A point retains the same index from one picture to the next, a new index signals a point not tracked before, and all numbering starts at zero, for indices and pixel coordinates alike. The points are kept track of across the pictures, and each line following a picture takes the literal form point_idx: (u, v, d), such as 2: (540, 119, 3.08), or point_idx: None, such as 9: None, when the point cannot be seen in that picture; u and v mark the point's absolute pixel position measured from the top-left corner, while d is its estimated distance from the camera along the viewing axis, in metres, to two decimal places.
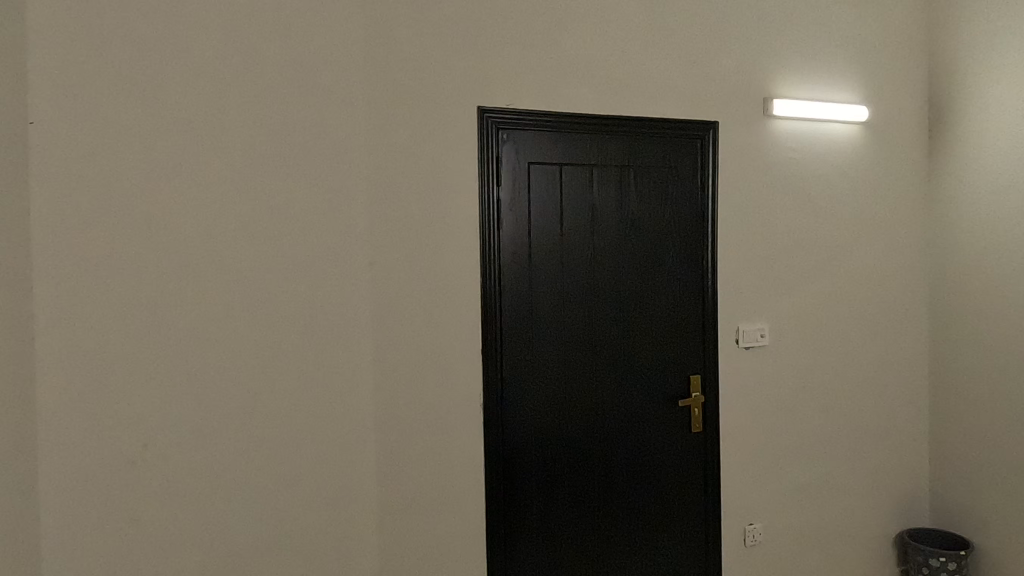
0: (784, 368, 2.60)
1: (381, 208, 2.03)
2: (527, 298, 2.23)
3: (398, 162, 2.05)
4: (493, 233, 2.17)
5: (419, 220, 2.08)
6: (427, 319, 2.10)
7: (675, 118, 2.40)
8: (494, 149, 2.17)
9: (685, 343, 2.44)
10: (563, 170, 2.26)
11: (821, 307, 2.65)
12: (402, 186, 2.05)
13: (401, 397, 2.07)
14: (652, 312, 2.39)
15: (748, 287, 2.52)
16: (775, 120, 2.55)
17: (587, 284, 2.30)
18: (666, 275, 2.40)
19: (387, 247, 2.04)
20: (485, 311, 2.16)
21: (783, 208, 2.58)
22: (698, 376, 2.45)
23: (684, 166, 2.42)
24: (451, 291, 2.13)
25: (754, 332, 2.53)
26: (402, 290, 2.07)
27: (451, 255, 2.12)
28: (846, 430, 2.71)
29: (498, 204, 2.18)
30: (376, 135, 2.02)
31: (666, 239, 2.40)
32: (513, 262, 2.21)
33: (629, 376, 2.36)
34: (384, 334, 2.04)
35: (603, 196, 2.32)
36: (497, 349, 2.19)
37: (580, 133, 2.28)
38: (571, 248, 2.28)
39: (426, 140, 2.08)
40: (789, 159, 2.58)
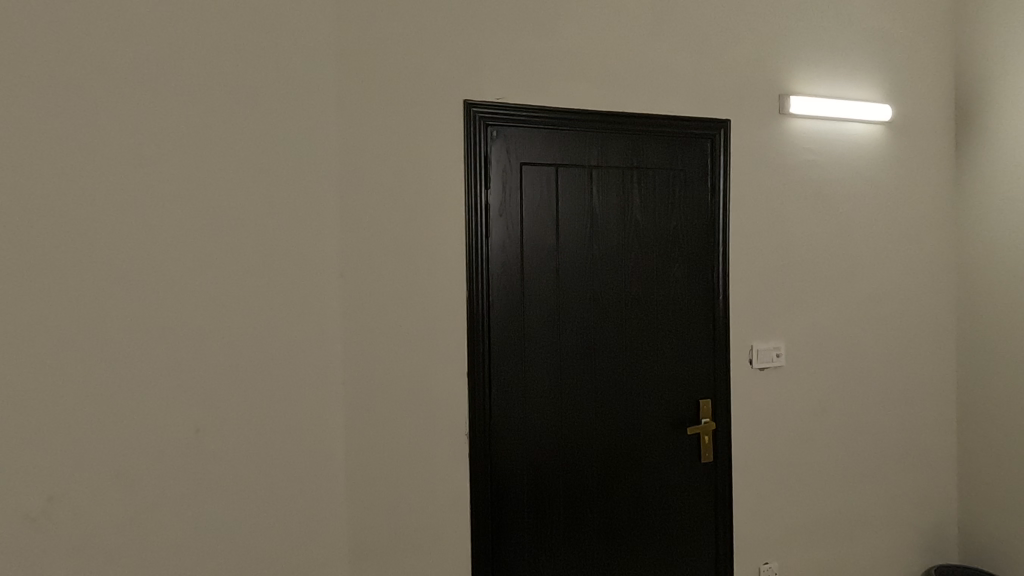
0: (802, 390, 2.36)
1: (353, 212, 1.82)
2: (519, 315, 1.99)
3: (374, 162, 1.84)
4: (481, 241, 1.94)
5: (398, 227, 1.86)
6: (405, 338, 1.88)
7: (683, 115, 2.17)
8: (482, 147, 1.94)
9: (693, 364, 2.21)
10: (559, 172, 2.04)
11: (841, 324, 2.42)
12: (378, 189, 1.84)
13: (376, 425, 1.85)
14: (658, 330, 2.16)
15: (762, 301, 2.30)
16: (791, 119, 2.33)
17: (586, 298, 2.07)
18: (673, 289, 2.18)
19: (360, 257, 1.83)
20: (472, 329, 1.94)
21: (800, 214, 2.35)
22: (709, 401, 2.22)
23: (693, 168, 2.20)
24: (433, 306, 1.90)
25: (769, 351, 2.30)
26: (378, 305, 1.85)
27: (433, 266, 1.90)
28: (868, 457, 2.48)
29: (487, 209, 1.95)
30: (349, 133, 1.81)
31: (673, 249, 2.17)
32: (504, 274, 1.98)
33: (633, 401, 2.13)
34: (356, 355, 1.84)
35: (604, 200, 2.09)
36: (486, 370, 1.96)
37: (578, 130, 2.05)
38: (568, 258, 2.05)
39: (406, 137, 1.87)
40: (807, 161, 2.36)
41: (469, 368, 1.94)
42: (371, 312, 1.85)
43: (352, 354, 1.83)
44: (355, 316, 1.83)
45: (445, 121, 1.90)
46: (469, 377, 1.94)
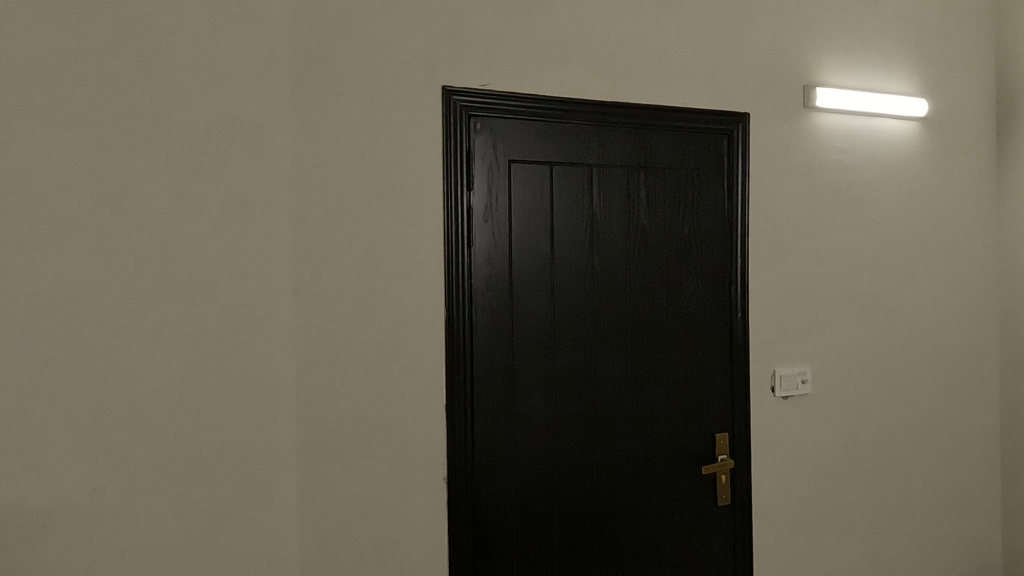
0: (830, 420, 2.08)
1: (311, 216, 1.54)
2: (508, 337, 1.71)
3: (336, 155, 1.56)
4: (462, 251, 1.66)
5: (364, 232, 1.59)
6: (372, 363, 1.60)
7: (695, 108, 1.90)
8: (465, 141, 1.67)
9: (708, 392, 1.92)
10: (554, 172, 1.76)
11: (873, 345, 2.14)
12: (341, 186, 1.57)
13: (336, 466, 1.57)
14: (668, 354, 1.88)
15: (786, 319, 2.02)
16: (817, 113, 2.06)
17: (586, 318, 1.79)
18: (684, 306, 1.89)
19: (317, 268, 1.55)
20: (451, 353, 1.65)
21: (826, 220, 2.08)
22: (725, 434, 1.94)
23: (707, 168, 1.92)
24: (406, 326, 1.62)
25: (793, 377, 2.02)
26: (339, 324, 1.57)
27: (406, 278, 1.62)
28: (905, 495, 2.19)
29: (469, 214, 1.67)
30: (306, 121, 1.54)
31: (685, 260, 1.90)
32: (489, 289, 1.69)
33: (639, 436, 1.85)
34: (312, 382, 1.55)
35: (606, 203, 1.81)
36: (468, 401, 1.67)
37: (576, 123, 1.77)
38: (564, 271, 1.77)
39: (374, 127, 1.59)
40: (834, 160, 2.09)
41: (448, 399, 1.66)
42: (332, 333, 1.56)
43: (308, 382, 1.55)
44: (311, 337, 1.55)
45: (420, 109, 1.63)
46: (448, 410, 1.66)
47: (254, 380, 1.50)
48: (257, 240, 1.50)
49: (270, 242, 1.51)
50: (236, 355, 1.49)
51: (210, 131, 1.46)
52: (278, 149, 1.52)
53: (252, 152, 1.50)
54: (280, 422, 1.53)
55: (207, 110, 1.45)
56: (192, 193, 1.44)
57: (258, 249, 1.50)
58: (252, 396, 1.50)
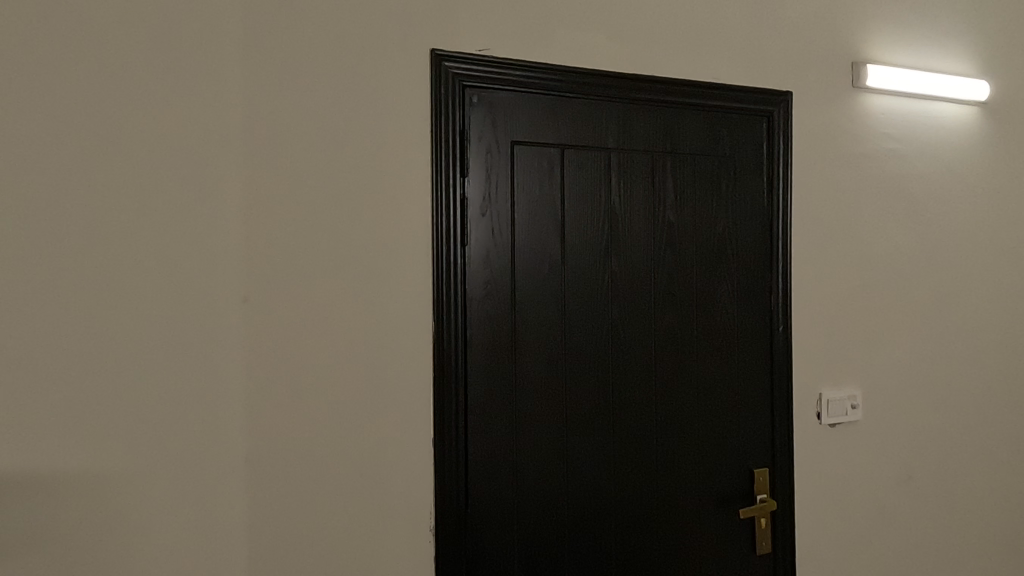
0: (884, 450, 1.78)
1: (267, 205, 1.25)
2: (509, 357, 1.41)
3: (301, 133, 1.27)
4: (454, 252, 1.37)
5: (337, 227, 1.29)
6: (345, 389, 1.30)
7: (732, 85, 1.61)
8: (459, 118, 1.37)
9: (745, 420, 1.63)
10: (567, 157, 1.46)
11: (930, 363, 1.84)
12: (307, 171, 1.27)
13: (299, 515, 1.27)
14: (698, 374, 1.58)
15: (833, 333, 1.73)
16: (868, 93, 1.77)
17: (602, 333, 1.49)
18: (717, 318, 1.60)
19: (277, 271, 1.25)
20: (441, 376, 1.36)
21: (876, 218, 1.79)
22: (765, 469, 1.65)
23: (744, 155, 1.63)
24: (387, 343, 1.33)
25: (842, 401, 1.72)
26: (305, 341, 1.27)
27: (388, 284, 1.32)
28: (967, 535, 1.89)
29: (464, 207, 1.37)
30: (264, 90, 1.24)
31: (718, 264, 1.60)
32: (487, 298, 1.39)
33: (665, 472, 1.55)
34: (270, 412, 1.25)
35: (628, 195, 1.52)
36: (461, 435, 1.37)
37: (592, 99, 1.48)
38: (577, 276, 1.47)
39: (350, 100, 1.30)
40: (886, 148, 1.80)
41: (436, 433, 1.36)
42: (295, 352, 1.26)
43: (264, 412, 1.25)
44: (268, 356, 1.25)
45: (406, 79, 1.34)
46: (436, 446, 1.36)
47: (195, 410, 1.21)
48: (198, 236, 1.21)
49: (216, 239, 1.22)
50: (172, 379, 1.20)
51: (143, 103, 1.18)
52: (229, 125, 1.23)
53: (195, 128, 1.21)
54: (230, 463, 1.23)
55: (137, 78, 1.18)
56: (119, 179, 1.16)
57: (199, 247, 1.21)
58: (193, 430, 1.21)
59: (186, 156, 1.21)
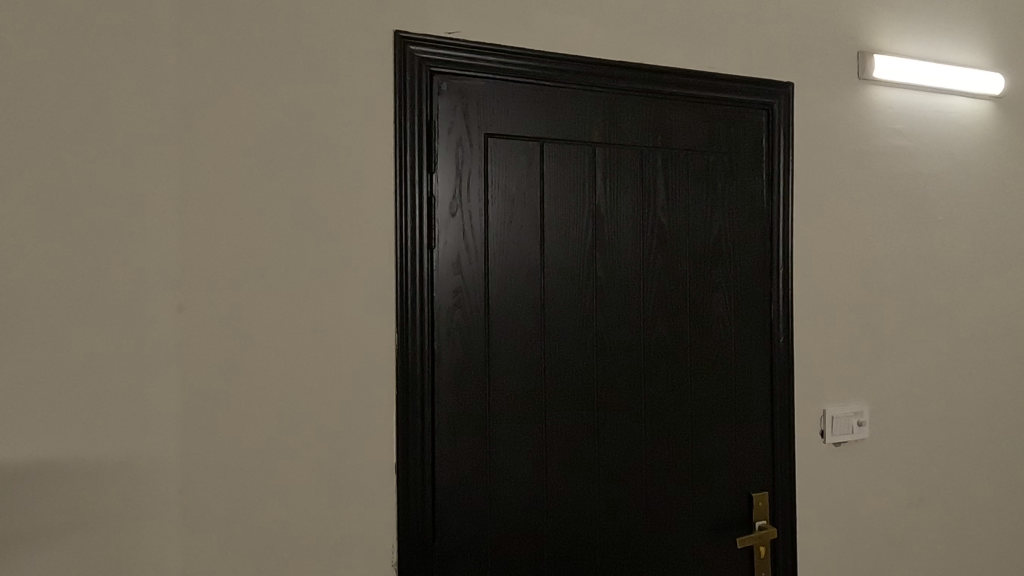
0: (892, 471, 1.65)
1: (207, 203, 1.11)
2: (482, 372, 1.28)
3: (247, 122, 1.13)
4: (420, 256, 1.23)
5: (287, 228, 1.15)
6: (296, 408, 1.16)
7: (728, 76, 1.48)
8: (426, 106, 1.24)
9: (743, 439, 1.50)
10: (547, 152, 1.33)
11: (941, 376, 1.71)
12: (253, 165, 1.14)
13: (245, 550, 1.13)
14: (691, 391, 1.45)
15: (837, 345, 1.60)
16: (876, 86, 1.64)
17: (585, 344, 1.36)
18: (712, 329, 1.47)
19: (218, 276, 1.11)
20: (405, 393, 1.22)
21: (884, 220, 1.66)
22: (764, 493, 1.51)
23: (741, 152, 1.50)
24: (344, 357, 1.19)
25: (847, 418, 1.59)
26: (249, 355, 1.13)
27: (345, 292, 1.19)
28: (980, 560, 1.76)
29: (431, 206, 1.24)
30: (204, 73, 1.11)
31: (713, 270, 1.47)
32: (457, 307, 1.26)
33: (655, 498, 1.41)
34: (209, 434, 1.11)
35: (614, 194, 1.38)
36: (427, 459, 1.24)
37: (575, 88, 1.35)
38: (557, 283, 1.34)
39: (303, 86, 1.17)
40: (896, 146, 1.67)
41: (400, 457, 1.22)
42: (239, 367, 1.13)
43: (202, 435, 1.11)
44: (208, 373, 1.11)
45: (366, 63, 1.20)
46: (399, 471, 1.22)
47: (123, 435, 1.07)
48: (126, 237, 1.08)
49: (147, 240, 1.08)
50: (94, 399, 1.06)
51: (64, 89, 1.04)
52: (163, 112, 1.09)
53: (122, 116, 1.07)
54: (163, 494, 1.09)
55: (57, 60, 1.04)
56: (36, 174, 1.03)
57: (131, 250, 1.08)
58: (123, 456, 1.08)
59: (111, 147, 1.07)
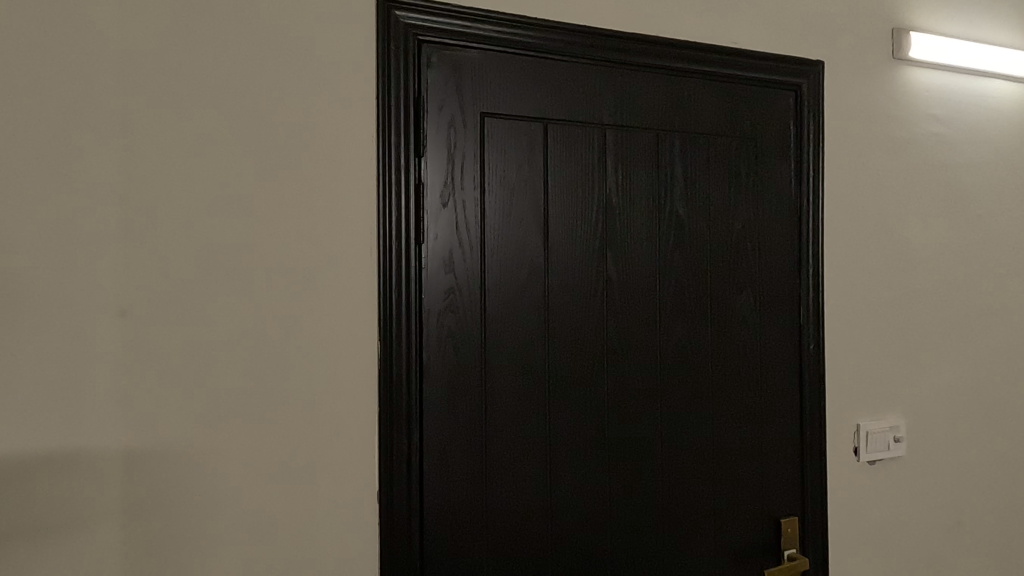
0: (931, 490, 1.49)
1: (156, 189, 0.95)
2: (479, 384, 1.12)
3: (203, 96, 0.98)
4: (407, 251, 1.07)
5: (250, 219, 1.00)
6: (260, 428, 1.00)
7: (753, 52, 1.32)
8: (413, 79, 1.08)
9: (769, 457, 1.34)
10: (552, 134, 1.17)
11: (982, 386, 1.55)
12: (211, 145, 0.98)
13: None
14: (713, 404, 1.29)
15: (871, 353, 1.44)
16: (912, 67, 1.49)
17: (595, 351, 1.20)
18: (735, 335, 1.31)
19: (168, 275, 0.95)
20: (390, 409, 1.06)
21: (921, 214, 1.50)
22: (794, 517, 1.36)
23: (767, 137, 1.34)
24: (317, 368, 1.03)
25: (882, 433, 1.43)
26: (205, 367, 0.97)
27: (319, 293, 1.03)
28: None
29: (420, 194, 1.08)
30: (152, 38, 0.95)
31: (737, 269, 1.31)
32: (450, 309, 1.10)
33: (674, 526, 1.25)
34: (156, 459, 0.95)
35: (626, 182, 1.23)
36: (415, 484, 1.08)
37: (583, 63, 1.19)
38: (563, 282, 1.18)
39: (269, 55, 1.01)
40: (933, 133, 1.51)
41: (384, 482, 1.06)
42: (193, 380, 0.97)
43: (148, 460, 0.95)
44: (155, 388, 0.95)
45: (343, 31, 1.05)
46: (383, 498, 1.06)
47: (55, 463, 0.90)
48: (56, 228, 0.91)
49: (82, 232, 0.92)
50: (14, 422, 0.89)
51: None
52: (102, 82, 0.93)
53: (53, 85, 0.91)
54: (102, 531, 0.92)
55: None
56: None
57: (65, 243, 0.91)
58: (54, 487, 0.90)
59: (38, 121, 0.90)
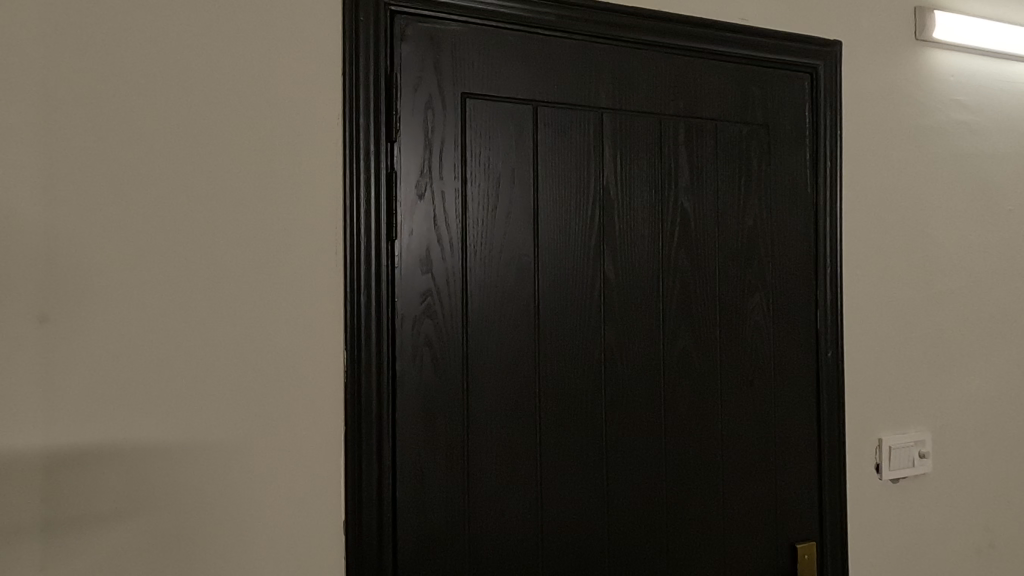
0: (958, 510, 1.37)
1: (86, 177, 0.83)
2: (460, 399, 1.00)
3: (142, 72, 0.86)
4: (377, 248, 0.95)
5: (196, 213, 0.87)
6: (209, 451, 0.88)
7: (765, 30, 1.20)
8: (385, 56, 0.96)
9: (784, 476, 1.22)
10: (542, 118, 1.05)
11: (1013, 396, 1.43)
12: (150, 129, 0.86)
13: None
14: (722, 420, 1.17)
15: (893, 360, 1.32)
16: (936, 50, 1.37)
17: (591, 361, 1.08)
18: (746, 343, 1.19)
19: (99, 276, 0.83)
20: (358, 427, 0.94)
21: (946, 209, 1.38)
22: (812, 543, 1.23)
23: (781, 124, 1.22)
24: (275, 383, 0.91)
25: (905, 449, 1.31)
26: (143, 381, 0.85)
27: (276, 296, 0.91)
28: None
29: (393, 184, 0.96)
30: (81, 7, 0.83)
31: (748, 270, 1.19)
32: (427, 315, 0.98)
33: (680, 554, 1.13)
34: (86, 489, 0.82)
35: (626, 172, 1.10)
36: (387, 511, 0.96)
37: (577, 40, 1.07)
38: (555, 285, 1.06)
39: (219, 28, 0.89)
40: (958, 120, 1.39)
41: (352, 510, 0.94)
42: (128, 397, 0.84)
43: (75, 489, 0.82)
44: (84, 407, 0.82)
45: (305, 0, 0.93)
46: (351, 528, 0.94)
47: None
48: None
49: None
50: None
51: None
52: (22, 54, 0.81)
53: None
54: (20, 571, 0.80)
55: None
56: None
57: None
58: None
59: None
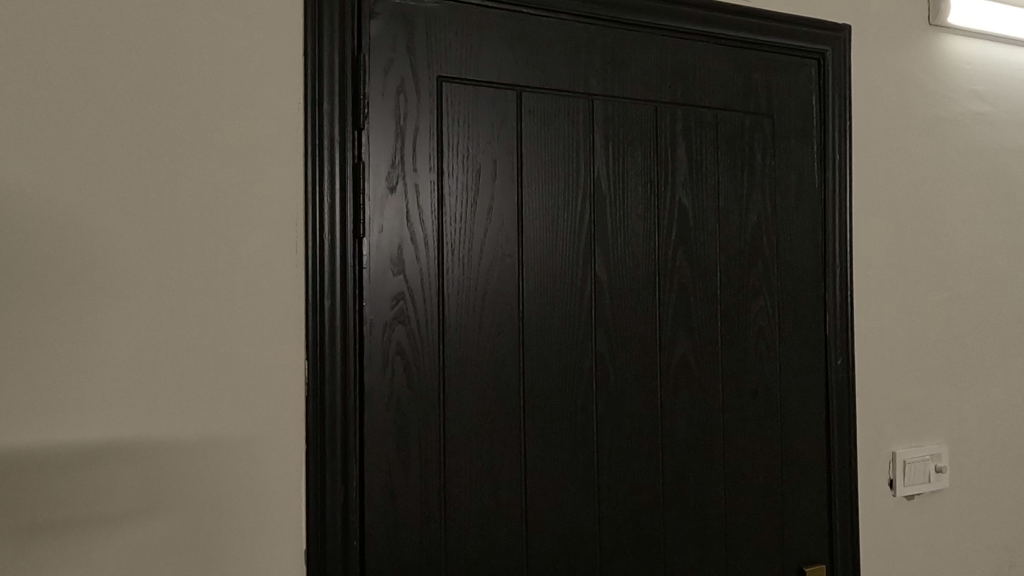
0: (977, 526, 1.28)
1: (9, 168, 0.73)
2: (436, 412, 0.91)
3: (78, 50, 0.76)
4: (343, 246, 0.86)
5: (140, 207, 0.78)
6: (154, 474, 0.79)
7: (769, 12, 1.11)
8: (351, 36, 0.87)
9: (790, 493, 1.13)
10: (527, 105, 0.96)
11: None
12: (88, 113, 0.77)
13: None
14: (724, 434, 1.08)
15: (907, 368, 1.23)
16: (950, 36, 1.29)
17: (581, 370, 0.99)
18: (749, 348, 1.10)
19: (27, 276, 0.74)
20: (321, 444, 0.85)
21: (962, 206, 1.29)
22: (821, 566, 1.14)
23: (786, 114, 1.14)
24: (230, 396, 0.82)
25: (921, 463, 1.22)
26: (79, 395, 0.76)
27: (231, 300, 0.82)
28: None
29: (360, 176, 0.87)
30: None
31: (752, 272, 1.10)
32: (399, 320, 0.89)
33: None
34: (9, 518, 0.73)
35: (619, 164, 1.02)
36: (353, 536, 0.86)
37: (564, 21, 0.99)
38: (541, 287, 0.97)
39: (166, 3, 0.80)
40: (974, 111, 1.31)
41: (314, 536, 0.85)
42: (61, 413, 0.75)
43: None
44: (11, 424, 0.73)
45: None
46: (313, 557, 0.85)
47: None
48: None
49: None
50: None
51: None
52: None
53: None
54: None
55: None
56: None
57: None
58: None
59: None
